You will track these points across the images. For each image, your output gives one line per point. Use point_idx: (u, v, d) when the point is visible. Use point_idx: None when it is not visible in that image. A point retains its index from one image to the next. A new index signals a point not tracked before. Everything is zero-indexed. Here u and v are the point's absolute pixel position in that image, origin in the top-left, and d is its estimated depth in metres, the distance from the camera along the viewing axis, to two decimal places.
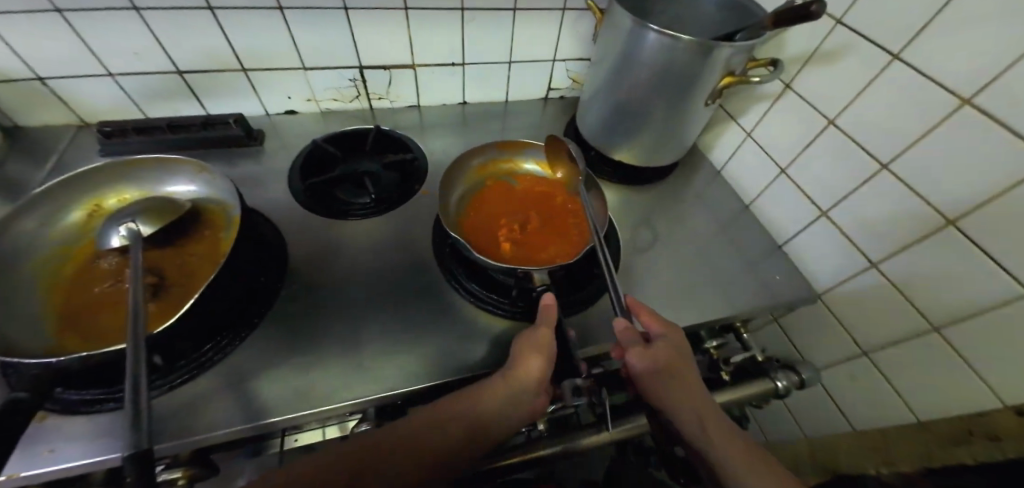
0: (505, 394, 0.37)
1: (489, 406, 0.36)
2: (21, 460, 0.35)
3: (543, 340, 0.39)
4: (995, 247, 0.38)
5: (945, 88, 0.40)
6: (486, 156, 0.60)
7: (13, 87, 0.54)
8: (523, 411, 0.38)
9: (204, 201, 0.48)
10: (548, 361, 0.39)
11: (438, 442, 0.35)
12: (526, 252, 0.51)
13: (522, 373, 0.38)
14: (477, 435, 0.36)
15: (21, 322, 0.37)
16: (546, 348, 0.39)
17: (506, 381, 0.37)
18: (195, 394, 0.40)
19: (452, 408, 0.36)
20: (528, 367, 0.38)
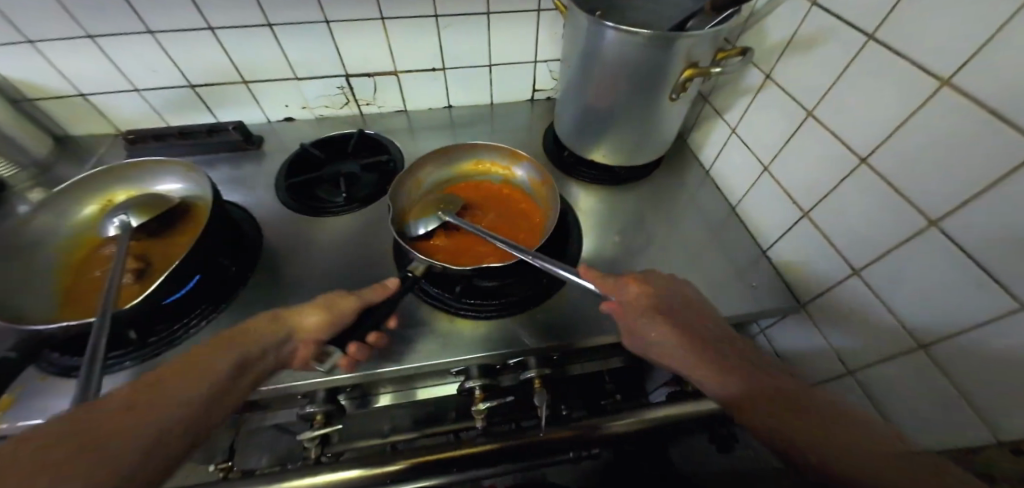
0: (256, 346, 0.38)
1: (241, 354, 0.37)
2: (21, 412, 0.41)
3: (339, 306, 0.43)
4: (982, 251, 0.33)
5: (921, 69, 0.35)
6: (485, 153, 0.63)
7: (63, 101, 0.65)
8: (273, 359, 0.39)
9: (193, 197, 0.54)
10: (332, 321, 0.42)
11: (205, 381, 0.34)
12: (451, 244, 0.54)
13: (291, 327, 0.41)
14: (236, 382, 0.36)
15: (30, 295, 0.44)
16: (336, 311, 0.43)
17: (259, 330, 0.39)
18: (162, 366, 0.45)
19: (197, 355, 0.35)
20: (304, 322, 0.41)
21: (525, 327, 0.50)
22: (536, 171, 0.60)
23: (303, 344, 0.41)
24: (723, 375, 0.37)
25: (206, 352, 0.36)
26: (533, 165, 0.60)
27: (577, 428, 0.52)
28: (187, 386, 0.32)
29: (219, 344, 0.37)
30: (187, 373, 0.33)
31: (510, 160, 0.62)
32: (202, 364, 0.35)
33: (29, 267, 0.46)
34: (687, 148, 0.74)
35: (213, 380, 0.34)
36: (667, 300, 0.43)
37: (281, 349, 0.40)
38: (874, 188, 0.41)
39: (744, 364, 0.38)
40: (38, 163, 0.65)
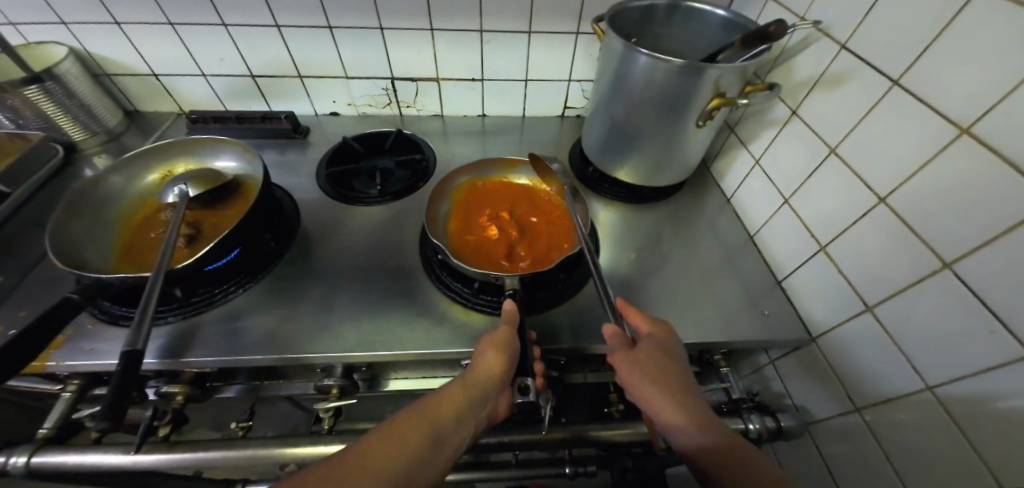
0: (466, 396, 0.37)
1: (451, 415, 0.35)
2: (70, 351, 0.46)
3: (505, 340, 0.42)
4: (994, 297, 0.33)
5: (943, 116, 0.36)
6: (481, 171, 0.67)
7: (139, 80, 0.72)
8: (481, 413, 0.38)
9: (245, 175, 0.58)
10: (510, 361, 0.40)
11: (421, 441, 0.33)
12: (500, 260, 0.55)
13: (477, 373, 0.39)
14: (446, 438, 0.34)
15: (94, 248, 0.49)
16: (506, 344, 0.41)
17: (463, 385, 0.37)
18: (199, 325, 0.49)
19: (430, 407, 0.35)
20: (486, 363, 0.39)
21: (534, 328, 0.53)
22: (536, 169, 0.67)
23: (498, 391, 0.39)
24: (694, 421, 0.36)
25: (418, 410, 0.35)
26: (532, 165, 0.66)
27: (579, 431, 0.54)
28: (408, 443, 0.32)
29: (452, 402, 0.36)
30: (416, 430, 0.33)
31: (505, 168, 0.67)
32: (427, 421, 0.34)
33: (95, 224, 0.51)
34: (709, 175, 0.76)
35: (426, 435, 0.33)
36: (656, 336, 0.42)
37: (490, 399, 0.39)
38: (890, 227, 0.42)
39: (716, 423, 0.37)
40: (109, 133, 0.72)
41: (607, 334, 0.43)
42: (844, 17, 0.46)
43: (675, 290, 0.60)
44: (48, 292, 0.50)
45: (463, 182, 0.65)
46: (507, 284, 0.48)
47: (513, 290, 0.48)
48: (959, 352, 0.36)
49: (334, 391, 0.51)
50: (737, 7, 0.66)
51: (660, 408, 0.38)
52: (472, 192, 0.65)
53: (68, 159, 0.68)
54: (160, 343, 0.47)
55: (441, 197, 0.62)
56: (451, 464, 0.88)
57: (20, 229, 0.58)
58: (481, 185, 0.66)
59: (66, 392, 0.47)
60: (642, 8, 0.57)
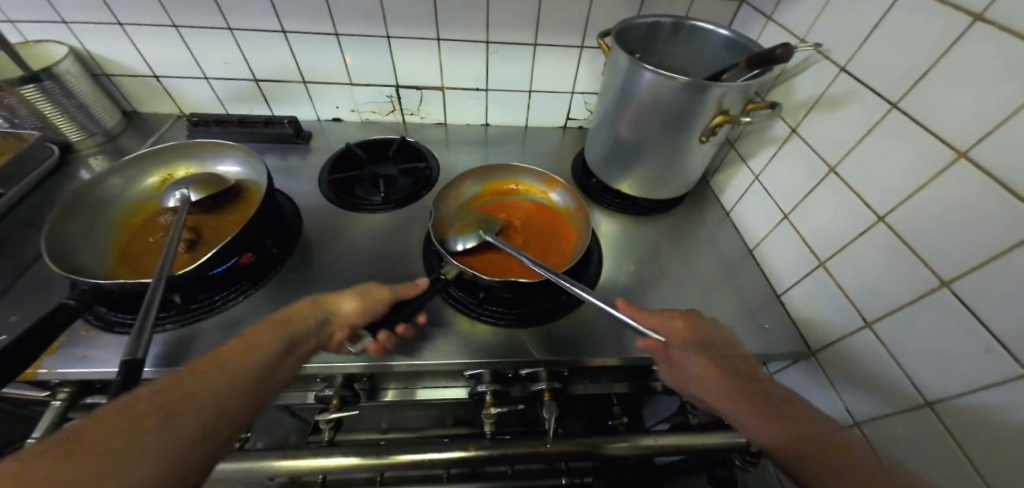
0: (283, 335, 0.37)
1: (268, 351, 0.35)
2: (63, 358, 0.44)
3: (380, 296, 0.45)
4: (992, 316, 0.34)
5: (941, 140, 0.37)
6: (490, 175, 0.66)
7: (139, 81, 0.71)
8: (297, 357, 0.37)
9: (248, 180, 0.58)
10: (363, 312, 0.43)
11: (236, 379, 0.31)
12: (499, 265, 0.56)
13: (307, 310, 0.40)
14: (265, 379, 0.33)
15: (91, 252, 0.48)
16: (371, 299, 0.45)
17: (279, 325, 0.38)
18: (198, 333, 0.48)
19: (245, 341, 0.34)
20: (344, 306, 0.43)
21: (539, 339, 0.53)
22: (571, 197, 0.64)
23: (338, 329, 0.42)
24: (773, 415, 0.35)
25: (242, 347, 0.34)
26: (569, 191, 0.64)
27: (581, 444, 0.54)
28: (228, 380, 0.30)
29: (256, 337, 0.35)
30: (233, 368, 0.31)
31: (512, 172, 0.67)
32: (238, 358, 0.32)
33: (93, 227, 0.50)
34: (709, 189, 0.77)
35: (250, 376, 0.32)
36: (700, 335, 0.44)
37: (307, 342, 0.39)
38: (888, 245, 0.43)
39: (804, 418, 0.34)
40: (106, 134, 0.71)
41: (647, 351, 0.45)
42: (844, 40, 0.48)
43: (676, 302, 0.60)
44: (40, 297, 0.48)
45: (473, 186, 0.66)
46: (482, 284, 0.49)
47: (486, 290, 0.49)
48: (958, 369, 0.37)
49: (334, 402, 0.51)
50: (738, 27, 0.68)
51: (737, 413, 0.37)
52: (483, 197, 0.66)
53: (62, 159, 0.66)
54: (157, 350, 0.46)
55: (470, 181, 0.65)
56: (446, 475, 0.87)
57: (11, 231, 0.56)
58: (490, 190, 0.67)
59: (55, 401, 0.45)
60: (648, 25, 0.59)
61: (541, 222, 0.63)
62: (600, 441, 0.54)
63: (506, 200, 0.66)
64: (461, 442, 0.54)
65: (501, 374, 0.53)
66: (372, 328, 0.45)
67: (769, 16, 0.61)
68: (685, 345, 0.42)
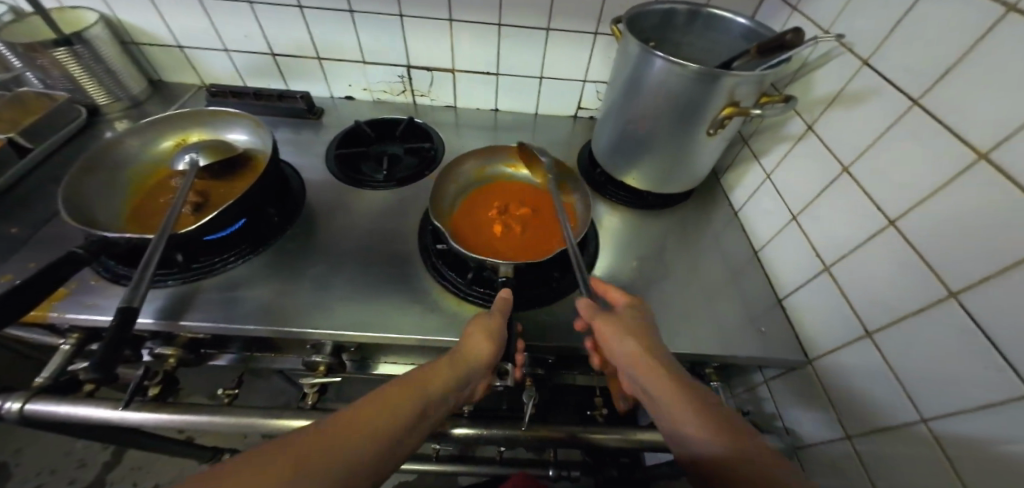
0: (456, 372, 0.37)
1: (441, 386, 0.35)
2: (72, 305, 0.47)
3: (496, 325, 0.43)
4: (998, 332, 0.32)
5: (964, 142, 0.35)
6: (490, 157, 0.67)
7: (164, 51, 0.74)
8: (462, 391, 0.38)
9: (255, 149, 0.60)
10: (498, 347, 0.41)
11: (405, 414, 0.32)
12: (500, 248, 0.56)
13: (470, 351, 0.39)
14: (430, 410, 0.34)
15: (105, 210, 0.51)
16: (499, 334, 0.42)
17: (456, 362, 0.38)
18: (198, 291, 0.50)
19: (412, 379, 0.34)
20: (476, 346, 0.40)
21: (524, 324, 0.53)
22: (550, 162, 0.65)
23: (482, 373, 0.40)
24: (694, 409, 0.33)
25: (409, 381, 0.34)
26: (547, 158, 0.65)
27: (561, 432, 0.54)
28: (398, 416, 0.31)
29: (420, 375, 0.35)
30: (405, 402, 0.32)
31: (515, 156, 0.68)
32: (407, 394, 0.33)
33: (109, 186, 0.54)
34: (719, 187, 0.75)
35: (413, 411, 0.32)
36: (639, 315, 0.42)
37: (472, 379, 0.39)
38: (896, 250, 0.41)
39: (703, 400, 0.33)
40: (132, 100, 0.74)
41: (579, 309, 0.42)
42: (869, 32, 0.45)
43: (672, 299, 0.59)
44: (60, 247, 0.53)
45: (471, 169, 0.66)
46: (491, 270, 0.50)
47: None
48: (959, 386, 0.35)
49: (321, 369, 0.52)
50: (762, 17, 0.65)
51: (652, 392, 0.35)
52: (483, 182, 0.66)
53: (89, 120, 0.70)
54: (158, 304, 0.48)
55: (461, 165, 0.65)
56: (434, 454, 0.88)
57: (39, 185, 0.60)
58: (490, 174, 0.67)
59: (66, 345, 0.49)
60: (662, 12, 0.57)
61: (538, 196, 0.65)
62: (578, 430, 0.54)
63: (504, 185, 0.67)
64: (442, 418, 0.55)
65: None
66: (510, 357, 0.45)
67: (794, 6, 0.58)
68: (624, 325, 0.39)
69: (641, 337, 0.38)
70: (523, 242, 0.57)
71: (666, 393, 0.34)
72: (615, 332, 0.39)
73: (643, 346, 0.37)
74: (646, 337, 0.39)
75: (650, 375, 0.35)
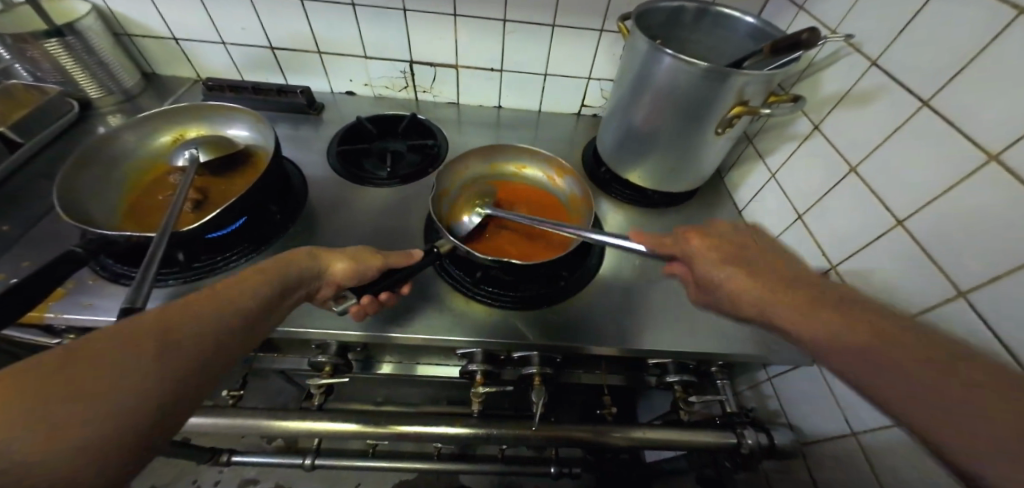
0: (288, 277, 0.38)
1: (272, 287, 0.35)
2: (69, 305, 0.46)
3: (362, 254, 0.45)
4: (1007, 331, 0.33)
5: (975, 143, 0.35)
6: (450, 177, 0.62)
7: (159, 44, 0.72)
8: (293, 298, 0.38)
9: (257, 145, 0.59)
10: (356, 275, 0.43)
11: (234, 307, 0.31)
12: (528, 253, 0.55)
13: (317, 267, 0.41)
14: (265, 312, 0.34)
15: (102, 207, 0.50)
16: (362, 259, 0.44)
17: (293, 271, 0.38)
18: (200, 291, 0.49)
19: (250, 281, 0.34)
20: (331, 267, 0.42)
21: (532, 324, 0.52)
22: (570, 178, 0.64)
23: (325, 283, 0.42)
24: (891, 345, 0.28)
25: (249, 285, 0.34)
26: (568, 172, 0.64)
27: (569, 430, 0.54)
28: (221, 307, 0.31)
29: (247, 275, 0.35)
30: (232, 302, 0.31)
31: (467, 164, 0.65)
32: (237, 293, 0.32)
33: (105, 182, 0.52)
34: (722, 186, 0.75)
35: (243, 309, 0.32)
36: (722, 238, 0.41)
37: (304, 288, 0.40)
38: (904, 250, 0.41)
39: (896, 326, 0.29)
40: (125, 94, 0.72)
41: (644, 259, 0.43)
42: (878, 33, 0.45)
43: (678, 298, 0.59)
44: (55, 246, 0.51)
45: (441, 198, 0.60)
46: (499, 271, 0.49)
47: None
48: None
49: (326, 369, 0.51)
50: (768, 17, 0.65)
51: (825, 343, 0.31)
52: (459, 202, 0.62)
53: (81, 114, 0.68)
54: (160, 304, 0.47)
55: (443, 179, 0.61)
56: (435, 452, 0.88)
57: (30, 181, 0.59)
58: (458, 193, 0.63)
59: (62, 346, 0.47)
60: (671, 10, 0.56)
61: (539, 200, 0.64)
62: (585, 428, 0.54)
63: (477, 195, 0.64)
64: (449, 418, 0.55)
65: (493, 356, 0.53)
66: (359, 291, 0.43)
67: (801, 5, 0.58)
68: (716, 251, 0.40)
69: (741, 263, 0.38)
70: (521, 245, 0.56)
71: (855, 341, 0.29)
72: (710, 257, 0.39)
73: (771, 288, 0.35)
74: (740, 260, 0.38)
75: (819, 324, 0.31)
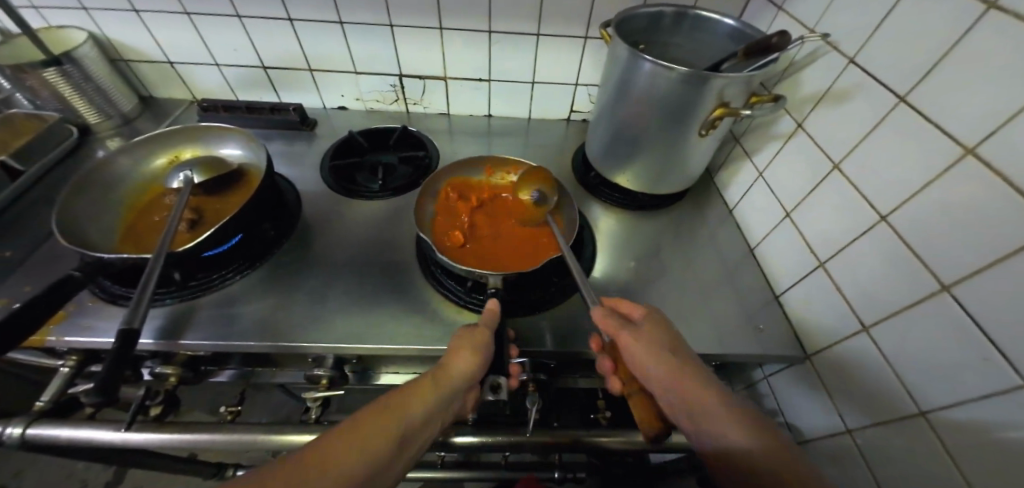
0: (436, 395, 0.36)
1: (421, 409, 0.35)
2: (68, 328, 0.47)
3: (479, 339, 0.42)
4: (991, 325, 0.33)
5: (951, 137, 0.35)
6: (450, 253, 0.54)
7: (154, 68, 0.74)
8: (449, 410, 0.38)
9: (249, 163, 0.60)
10: (480, 365, 0.41)
11: (384, 443, 0.32)
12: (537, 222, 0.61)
13: (450, 371, 0.38)
14: (411, 437, 0.34)
15: (101, 230, 0.51)
16: (482, 347, 0.41)
17: (435, 382, 0.37)
18: (196, 309, 0.50)
19: (399, 400, 0.34)
20: (458, 363, 0.39)
21: (523, 331, 0.53)
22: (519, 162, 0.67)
23: (467, 389, 0.40)
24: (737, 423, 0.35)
25: (392, 403, 0.34)
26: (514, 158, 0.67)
27: (565, 436, 0.54)
28: (373, 448, 0.31)
29: (403, 398, 0.35)
30: (393, 420, 0.33)
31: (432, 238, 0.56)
32: (388, 421, 0.33)
33: (103, 205, 0.53)
34: (712, 185, 0.75)
35: (391, 442, 0.32)
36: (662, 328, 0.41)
37: (457, 397, 0.39)
38: (888, 245, 0.41)
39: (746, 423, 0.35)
40: (123, 118, 0.74)
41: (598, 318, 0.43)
42: (853, 32, 0.46)
43: (670, 299, 0.59)
44: (56, 269, 0.52)
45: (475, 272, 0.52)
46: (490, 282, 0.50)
47: (495, 287, 0.49)
48: (955, 377, 0.36)
49: (323, 382, 0.52)
50: (749, 17, 0.65)
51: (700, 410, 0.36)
52: (481, 261, 0.55)
53: (82, 139, 0.70)
54: (157, 323, 0.48)
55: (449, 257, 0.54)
56: (437, 461, 0.88)
57: (32, 207, 0.60)
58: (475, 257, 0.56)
59: (65, 367, 0.48)
60: (650, 16, 0.57)
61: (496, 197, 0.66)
62: (581, 433, 0.54)
63: (475, 245, 0.57)
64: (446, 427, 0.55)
65: None
66: (500, 371, 0.44)
67: (779, 6, 0.58)
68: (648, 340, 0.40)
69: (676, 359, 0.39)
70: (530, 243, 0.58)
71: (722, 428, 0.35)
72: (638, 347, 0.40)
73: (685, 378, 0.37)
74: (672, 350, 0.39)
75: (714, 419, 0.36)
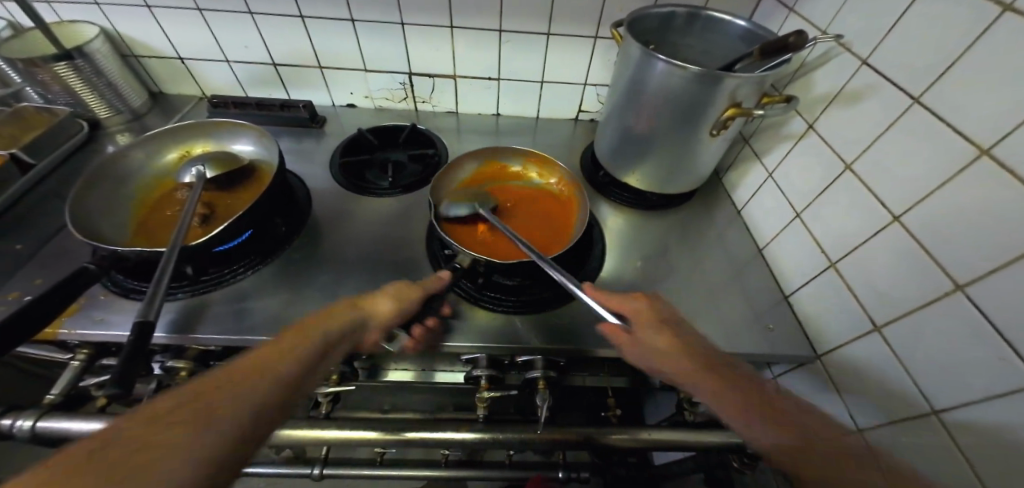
0: (346, 320, 0.39)
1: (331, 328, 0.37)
2: (80, 320, 0.47)
3: (406, 291, 0.45)
4: (1006, 325, 0.33)
5: (966, 137, 0.35)
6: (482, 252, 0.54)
7: (164, 63, 0.74)
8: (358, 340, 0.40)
9: (260, 159, 0.60)
10: (399, 309, 0.43)
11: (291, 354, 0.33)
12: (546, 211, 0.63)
13: (368, 307, 0.41)
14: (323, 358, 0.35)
15: (113, 224, 0.51)
16: (406, 297, 0.44)
17: (349, 311, 0.39)
18: (207, 304, 0.50)
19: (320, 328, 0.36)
20: (377, 304, 0.42)
21: (533, 329, 0.53)
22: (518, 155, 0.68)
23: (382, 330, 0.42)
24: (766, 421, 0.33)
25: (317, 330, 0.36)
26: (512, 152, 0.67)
27: (575, 433, 0.54)
28: (279, 358, 0.32)
29: (320, 324, 0.37)
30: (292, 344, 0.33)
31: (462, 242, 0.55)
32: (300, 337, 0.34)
33: (115, 199, 0.54)
34: (720, 186, 0.75)
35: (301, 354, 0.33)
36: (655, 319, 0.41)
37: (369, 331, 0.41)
38: (901, 246, 0.42)
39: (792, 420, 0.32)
40: (133, 113, 0.74)
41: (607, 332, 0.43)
42: (867, 33, 0.46)
43: (680, 299, 0.59)
44: (67, 262, 0.52)
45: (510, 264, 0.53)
46: None
47: None
48: (968, 376, 0.36)
49: (334, 377, 0.52)
50: (760, 18, 0.66)
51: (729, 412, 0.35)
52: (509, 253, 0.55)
53: (91, 134, 0.70)
54: (169, 317, 0.48)
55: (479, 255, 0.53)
56: (443, 460, 0.88)
57: (42, 200, 0.60)
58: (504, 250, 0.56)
59: (76, 360, 0.49)
60: (662, 16, 0.58)
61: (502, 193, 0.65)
62: (591, 431, 0.54)
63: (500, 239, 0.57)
64: (455, 423, 0.55)
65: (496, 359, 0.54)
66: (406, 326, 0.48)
67: (791, 7, 0.59)
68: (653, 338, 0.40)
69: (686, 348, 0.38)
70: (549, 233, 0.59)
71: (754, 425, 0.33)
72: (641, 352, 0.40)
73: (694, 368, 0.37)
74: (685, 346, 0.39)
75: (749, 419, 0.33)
